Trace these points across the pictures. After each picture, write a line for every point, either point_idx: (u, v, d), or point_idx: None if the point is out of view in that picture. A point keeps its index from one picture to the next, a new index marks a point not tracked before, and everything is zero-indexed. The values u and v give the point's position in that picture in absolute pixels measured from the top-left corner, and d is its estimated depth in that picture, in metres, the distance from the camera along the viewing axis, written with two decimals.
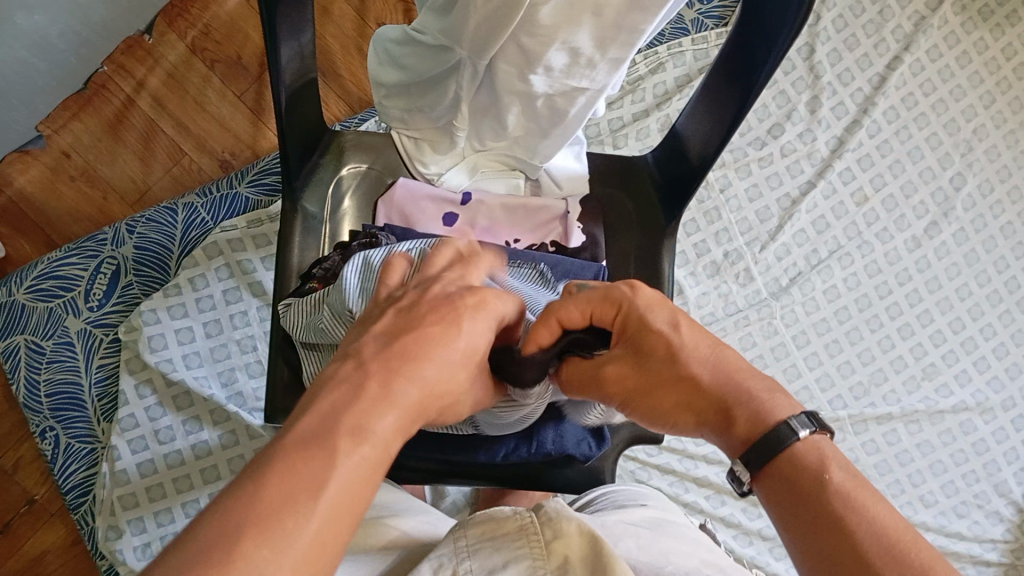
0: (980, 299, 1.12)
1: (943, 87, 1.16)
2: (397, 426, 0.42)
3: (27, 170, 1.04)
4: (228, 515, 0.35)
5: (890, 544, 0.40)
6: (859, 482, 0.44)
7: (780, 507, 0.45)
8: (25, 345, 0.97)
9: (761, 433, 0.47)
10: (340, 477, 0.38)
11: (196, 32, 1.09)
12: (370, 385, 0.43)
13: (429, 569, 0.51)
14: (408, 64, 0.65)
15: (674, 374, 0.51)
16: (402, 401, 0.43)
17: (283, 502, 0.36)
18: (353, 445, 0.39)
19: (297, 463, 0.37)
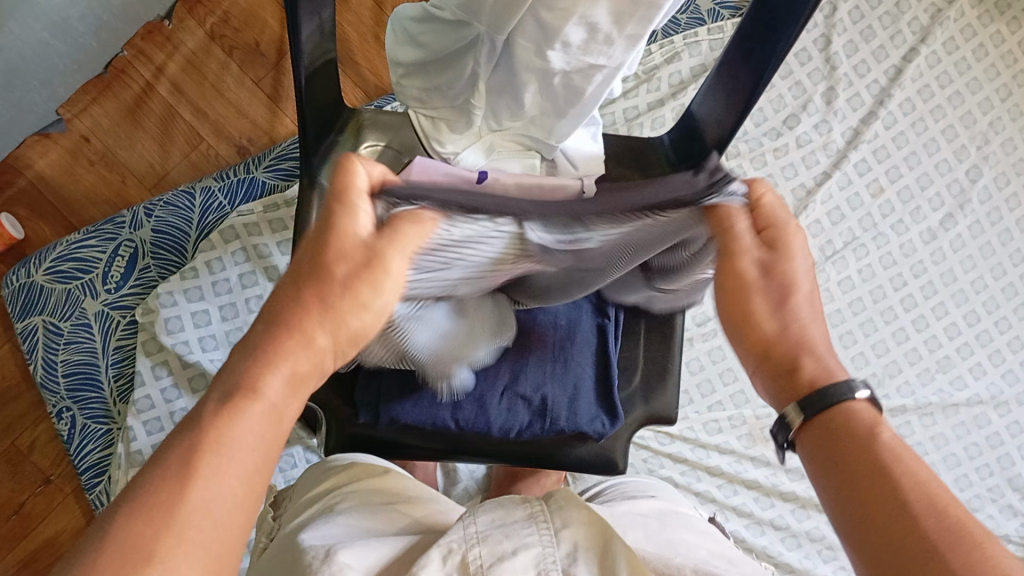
0: (995, 291, 1.11)
1: (959, 79, 1.16)
2: (294, 380, 0.41)
3: (46, 153, 1.05)
4: (129, 510, 0.36)
5: (933, 502, 0.41)
6: (901, 441, 0.44)
7: (821, 462, 0.45)
8: (43, 326, 0.98)
9: (817, 388, 0.46)
10: (236, 448, 0.38)
11: (215, 19, 1.10)
12: (259, 345, 0.40)
13: (438, 557, 0.49)
14: (427, 41, 0.66)
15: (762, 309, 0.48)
16: (297, 352, 0.41)
17: (180, 481, 0.36)
18: (239, 412, 0.39)
19: (191, 445, 0.37)
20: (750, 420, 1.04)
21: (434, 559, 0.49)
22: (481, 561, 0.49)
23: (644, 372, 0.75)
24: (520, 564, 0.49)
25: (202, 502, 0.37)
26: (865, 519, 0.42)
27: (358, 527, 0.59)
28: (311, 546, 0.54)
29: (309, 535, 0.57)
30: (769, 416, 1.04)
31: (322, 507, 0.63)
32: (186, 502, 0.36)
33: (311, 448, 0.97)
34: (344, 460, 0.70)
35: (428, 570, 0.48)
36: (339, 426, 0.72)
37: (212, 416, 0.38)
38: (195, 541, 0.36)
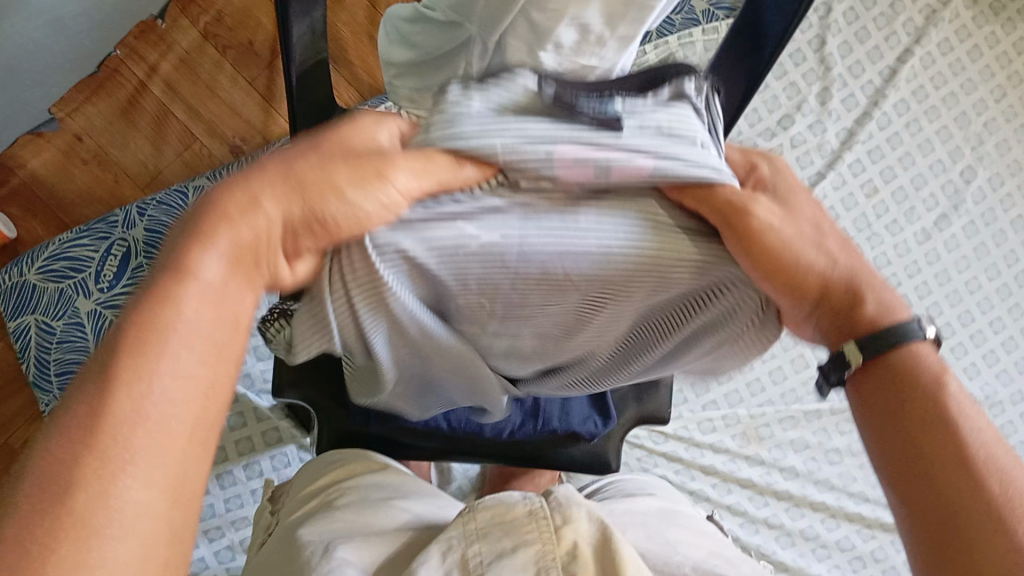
0: (990, 292, 1.11)
1: (954, 80, 1.16)
2: (236, 257, 0.37)
3: (39, 152, 1.05)
4: (65, 430, 0.33)
5: (990, 458, 0.42)
6: (962, 393, 0.44)
7: (880, 405, 0.44)
8: (36, 325, 0.98)
9: (881, 327, 0.44)
10: (173, 339, 0.35)
11: (208, 18, 1.10)
12: (206, 224, 0.37)
13: (438, 553, 0.50)
14: (420, 41, 0.67)
15: (804, 249, 0.44)
16: (242, 230, 0.37)
17: (105, 387, 0.33)
18: (175, 301, 0.35)
19: (127, 344, 0.34)
20: (743, 420, 1.04)
21: (434, 555, 0.50)
22: (480, 558, 0.50)
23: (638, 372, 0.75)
24: (518, 563, 0.49)
25: (145, 410, 0.33)
26: (933, 472, 0.42)
27: (357, 525, 0.58)
28: (310, 542, 0.55)
29: (308, 532, 0.56)
30: (763, 417, 1.04)
31: (319, 505, 0.62)
32: (117, 405, 0.33)
33: (305, 447, 0.97)
34: (347, 453, 0.70)
35: (428, 569, 0.50)
36: (332, 426, 0.72)
37: (154, 298, 0.35)
38: (150, 451, 0.33)
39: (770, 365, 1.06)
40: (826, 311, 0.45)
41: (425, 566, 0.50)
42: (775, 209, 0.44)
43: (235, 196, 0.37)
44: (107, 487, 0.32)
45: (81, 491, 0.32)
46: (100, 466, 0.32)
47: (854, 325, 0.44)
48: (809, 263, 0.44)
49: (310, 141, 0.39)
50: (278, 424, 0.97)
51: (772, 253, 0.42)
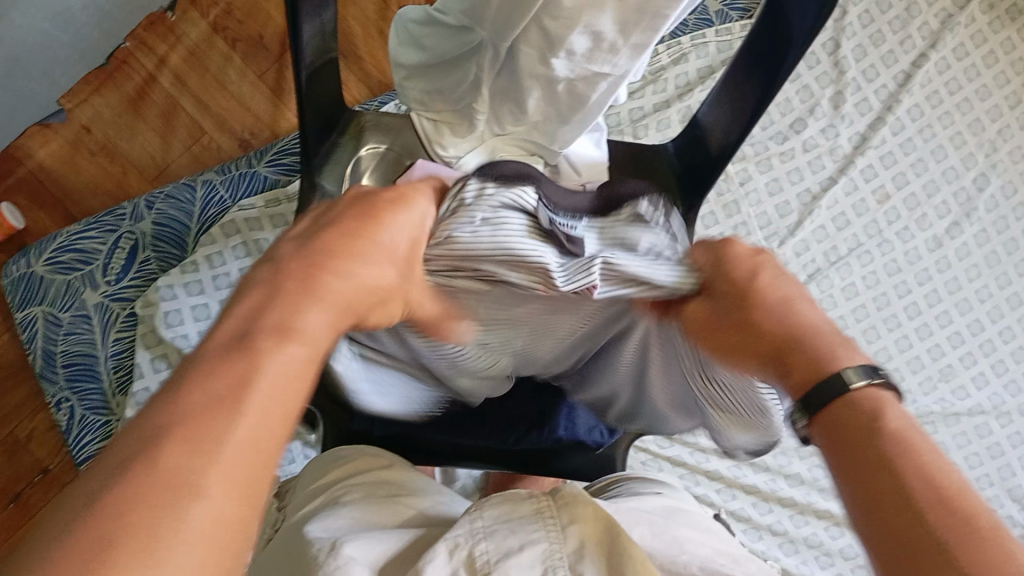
0: (1000, 301, 1.11)
1: (968, 86, 1.15)
2: (325, 323, 0.41)
3: (46, 143, 1.05)
4: (161, 428, 0.33)
5: (941, 493, 0.40)
6: (915, 429, 0.43)
7: (833, 454, 0.45)
8: (43, 317, 0.98)
9: (823, 376, 0.46)
10: (274, 378, 0.37)
11: (218, 11, 1.10)
12: (303, 284, 0.42)
13: (445, 550, 0.49)
14: (429, 44, 0.66)
15: (733, 316, 0.50)
16: (335, 298, 0.43)
17: (223, 406, 0.35)
18: (282, 347, 0.38)
19: (229, 369, 0.36)
20: None
21: (441, 553, 0.49)
22: (487, 556, 0.49)
23: None
24: (526, 561, 0.49)
25: (243, 434, 0.34)
26: (882, 513, 0.41)
27: (362, 519, 0.58)
28: (316, 538, 0.54)
29: (315, 527, 0.56)
30: None
31: (326, 500, 0.62)
32: (233, 427, 0.34)
33: (310, 444, 0.97)
34: (346, 452, 0.69)
35: (435, 566, 0.48)
36: (336, 427, 0.72)
37: (249, 344, 0.38)
38: (235, 461, 0.33)
39: None
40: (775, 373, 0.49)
41: (432, 564, 0.49)
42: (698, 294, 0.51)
43: (325, 263, 0.44)
44: (202, 503, 0.32)
45: (180, 503, 0.31)
46: (206, 466, 0.33)
47: (796, 377, 0.47)
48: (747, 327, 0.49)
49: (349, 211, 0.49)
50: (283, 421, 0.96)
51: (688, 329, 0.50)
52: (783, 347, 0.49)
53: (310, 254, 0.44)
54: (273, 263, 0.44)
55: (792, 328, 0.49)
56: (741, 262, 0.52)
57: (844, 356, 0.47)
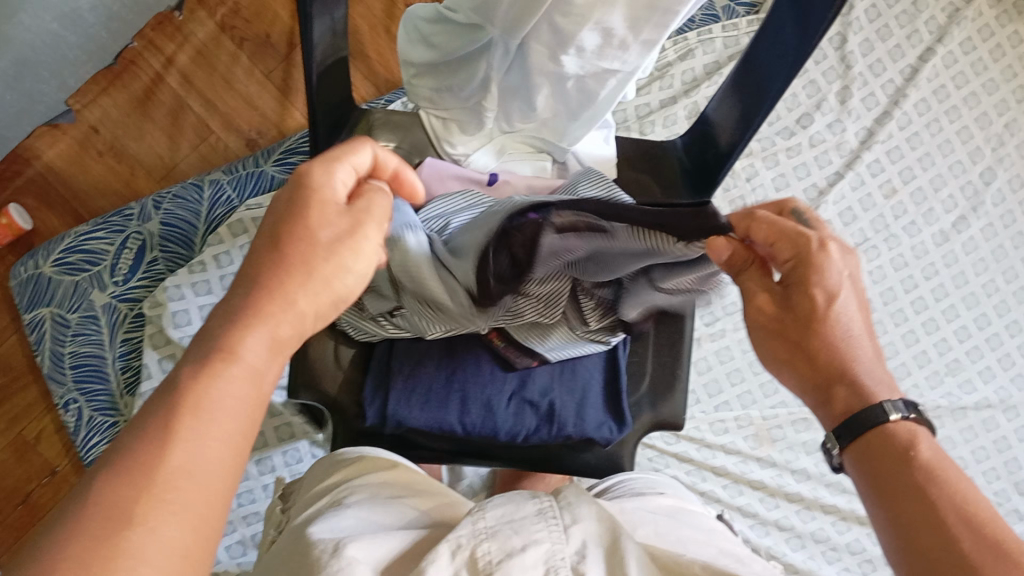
0: (1006, 295, 1.11)
1: (976, 80, 1.15)
2: (274, 345, 0.42)
3: (54, 144, 1.05)
4: (105, 473, 0.36)
5: (970, 521, 0.44)
6: (947, 460, 0.47)
7: (866, 481, 0.48)
8: (51, 317, 0.99)
9: (854, 413, 0.49)
10: (216, 405, 0.39)
11: (225, 10, 1.09)
12: (242, 309, 0.42)
13: (448, 551, 0.49)
14: (439, 43, 0.65)
15: (795, 348, 0.51)
16: (279, 321, 0.42)
17: (162, 442, 0.37)
18: (216, 371, 0.39)
19: (167, 404, 0.38)
20: (756, 421, 1.04)
21: (444, 554, 0.49)
22: (489, 556, 0.49)
23: (653, 378, 0.75)
24: (529, 560, 0.49)
25: (183, 466, 0.37)
26: (915, 536, 0.44)
27: (367, 520, 0.59)
28: (319, 540, 0.53)
29: (319, 529, 0.55)
30: (775, 419, 1.04)
31: (330, 501, 0.62)
32: (173, 457, 0.37)
33: (318, 442, 0.97)
34: (352, 452, 0.69)
35: (438, 567, 0.48)
36: (347, 426, 0.72)
37: (196, 373, 0.39)
38: (174, 498, 0.36)
39: None
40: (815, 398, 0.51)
41: (434, 565, 0.48)
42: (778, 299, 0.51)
43: (277, 283, 0.42)
44: (141, 532, 0.35)
45: (119, 533, 0.35)
46: (145, 505, 0.36)
47: (834, 410, 0.50)
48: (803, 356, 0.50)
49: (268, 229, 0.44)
50: (291, 418, 0.97)
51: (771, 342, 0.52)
52: (830, 377, 0.50)
53: (244, 294, 0.42)
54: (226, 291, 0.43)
55: (841, 363, 0.50)
56: (824, 277, 0.49)
57: (883, 392, 0.49)
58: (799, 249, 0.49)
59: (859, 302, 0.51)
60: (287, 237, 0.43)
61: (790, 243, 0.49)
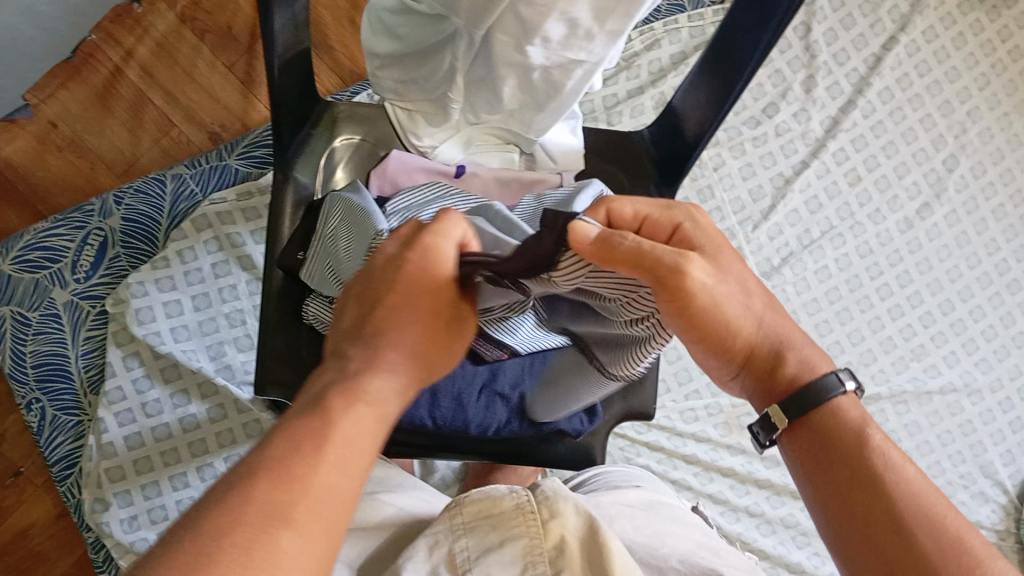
0: (970, 281, 1.12)
1: (938, 68, 1.16)
2: (398, 387, 0.45)
3: (12, 139, 1.03)
4: (256, 478, 0.39)
5: (917, 499, 0.47)
6: (888, 439, 0.49)
7: (813, 457, 0.50)
8: (12, 318, 0.95)
9: (800, 388, 0.50)
10: (355, 436, 0.42)
11: (186, 2, 1.08)
12: (370, 356, 0.45)
13: (425, 547, 0.52)
14: (404, 33, 0.65)
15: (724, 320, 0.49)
16: (400, 368, 0.46)
17: (310, 458, 0.40)
18: (353, 408, 0.43)
19: (310, 427, 0.41)
20: (725, 409, 1.04)
21: (422, 549, 0.52)
22: (467, 553, 0.51)
23: None
24: (506, 557, 0.50)
25: (326, 485, 0.40)
26: (866, 511, 0.47)
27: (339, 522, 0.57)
28: None
29: None
30: (745, 406, 1.05)
31: None
32: (317, 476, 0.40)
33: None
34: None
35: (416, 565, 0.51)
36: None
37: (336, 395, 0.43)
38: (315, 512, 0.39)
39: None
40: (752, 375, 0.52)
41: (412, 564, 0.51)
42: (707, 273, 0.47)
43: (397, 331, 0.46)
44: (294, 534, 0.38)
45: (275, 534, 0.37)
46: (296, 513, 0.38)
47: (782, 388, 0.51)
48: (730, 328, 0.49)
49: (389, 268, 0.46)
50: (260, 416, 0.94)
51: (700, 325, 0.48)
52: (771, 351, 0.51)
53: (376, 335, 0.46)
54: (354, 338, 0.47)
55: (774, 336, 0.51)
56: (717, 237, 0.49)
57: (824, 367, 0.51)
58: (680, 221, 0.49)
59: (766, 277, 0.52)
60: (401, 282, 0.46)
61: (676, 210, 0.49)
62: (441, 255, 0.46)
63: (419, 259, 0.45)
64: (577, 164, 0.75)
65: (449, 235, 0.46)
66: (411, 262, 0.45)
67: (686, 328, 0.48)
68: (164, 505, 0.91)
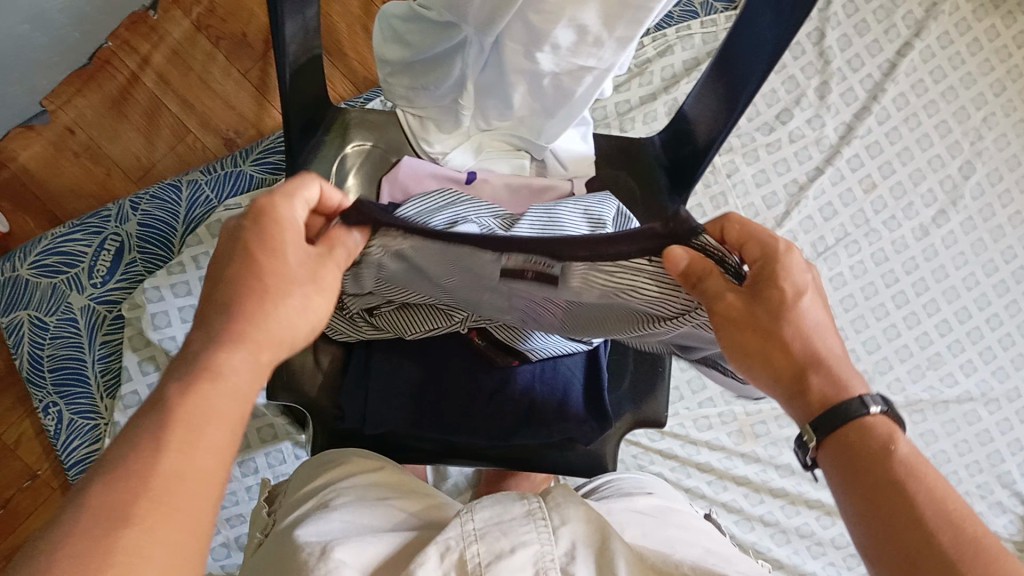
0: (986, 289, 1.11)
1: (953, 74, 1.15)
2: (254, 362, 0.46)
3: (29, 145, 1.04)
4: (100, 480, 0.39)
5: (946, 515, 0.44)
6: (923, 458, 0.47)
7: (839, 474, 0.48)
8: (29, 321, 0.97)
9: (831, 404, 0.49)
10: (205, 416, 0.42)
11: (201, 10, 1.09)
12: (214, 334, 0.46)
13: (436, 554, 0.49)
14: (412, 40, 0.66)
15: (760, 341, 0.50)
16: (257, 342, 0.46)
17: (152, 449, 0.40)
18: (196, 388, 0.43)
19: (156, 420, 0.41)
20: (739, 416, 1.04)
21: (432, 556, 0.49)
22: (478, 559, 0.49)
23: (633, 376, 0.75)
24: (518, 561, 0.49)
25: (175, 470, 0.40)
26: (891, 525, 0.45)
27: (355, 525, 0.58)
28: (307, 543, 0.53)
29: (304, 532, 0.55)
30: (759, 414, 1.04)
31: (316, 503, 0.62)
32: (158, 467, 0.40)
33: (300, 444, 0.96)
34: (333, 456, 0.68)
35: (426, 569, 0.48)
36: (327, 427, 0.72)
37: (187, 385, 0.43)
38: (165, 500, 0.39)
39: None
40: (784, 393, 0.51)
41: (423, 567, 0.49)
42: (736, 299, 0.50)
43: (250, 308, 0.46)
44: (139, 530, 0.38)
45: (115, 531, 0.38)
46: (139, 505, 0.39)
47: (812, 406, 0.50)
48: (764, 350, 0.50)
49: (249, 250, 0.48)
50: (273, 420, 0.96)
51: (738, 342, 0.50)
52: (805, 369, 0.50)
53: (225, 316, 0.46)
54: (199, 324, 0.47)
55: (812, 355, 0.51)
56: (794, 270, 0.51)
57: (858, 385, 0.49)
58: (767, 250, 0.52)
59: (823, 304, 0.52)
60: (251, 258, 0.47)
61: (759, 244, 0.52)
62: (283, 224, 0.49)
63: (271, 233, 0.48)
64: (587, 170, 0.75)
65: (289, 212, 0.49)
66: (252, 241, 0.48)
67: (727, 344, 0.51)
68: None
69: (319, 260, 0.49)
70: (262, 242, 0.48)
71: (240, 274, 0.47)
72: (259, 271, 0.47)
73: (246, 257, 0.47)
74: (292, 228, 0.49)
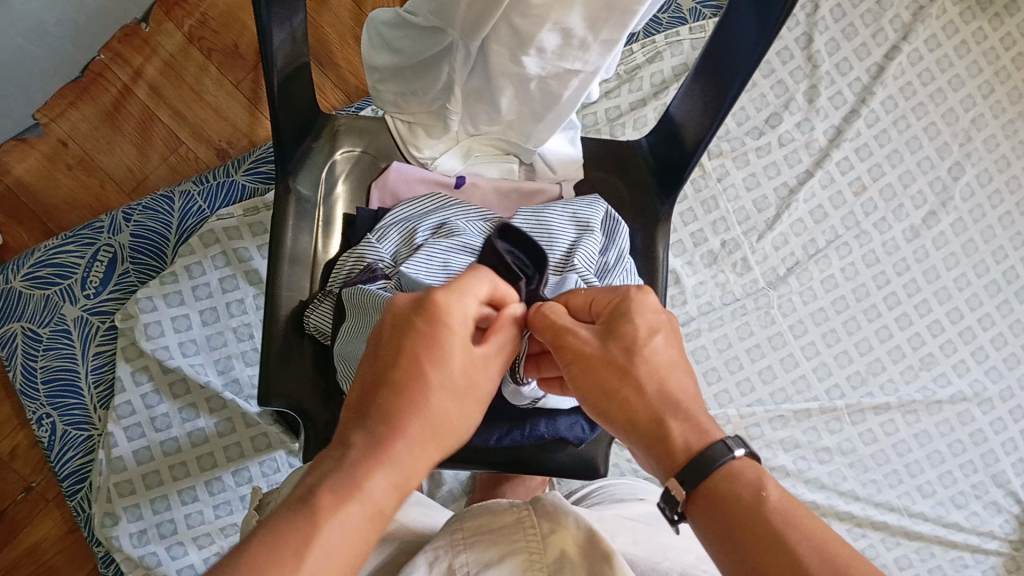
0: (978, 289, 1.11)
1: (941, 77, 1.16)
2: (400, 483, 0.46)
3: (24, 157, 1.04)
4: None
5: (831, 564, 0.44)
6: (796, 505, 0.47)
7: (717, 533, 0.48)
8: (22, 333, 0.97)
9: (694, 452, 0.49)
10: (337, 540, 0.43)
11: (193, 21, 1.09)
12: (372, 445, 0.46)
13: (426, 564, 0.50)
14: (402, 46, 0.68)
15: (616, 380, 0.52)
16: (406, 460, 0.47)
17: (287, 571, 0.41)
18: (343, 507, 0.44)
19: (293, 533, 0.42)
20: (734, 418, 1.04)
21: (421, 565, 0.50)
22: (467, 568, 0.50)
23: None
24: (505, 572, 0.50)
25: None
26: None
27: None
28: None
29: None
30: (753, 416, 1.03)
31: None
32: None
33: (294, 452, 0.96)
34: None
35: None
36: None
37: (331, 500, 0.44)
38: None
39: (759, 364, 1.05)
40: (643, 441, 0.51)
41: None
42: (591, 340, 0.53)
43: (406, 421, 0.47)
44: None
45: None
46: None
47: (675, 458, 0.50)
48: (620, 391, 0.52)
49: (416, 342, 0.48)
50: (267, 429, 0.95)
51: (585, 381, 0.53)
52: (661, 411, 0.51)
53: (383, 423, 0.47)
54: (354, 424, 0.48)
55: (667, 399, 0.51)
56: (642, 312, 0.54)
57: (716, 433, 0.50)
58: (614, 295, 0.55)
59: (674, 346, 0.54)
60: (418, 352, 0.48)
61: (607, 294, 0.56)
62: (452, 322, 0.49)
63: (440, 321, 0.49)
64: (577, 176, 0.75)
65: (461, 309, 0.50)
66: (420, 331, 0.48)
67: (584, 384, 0.53)
68: (173, 519, 0.93)
69: (477, 364, 0.50)
70: (425, 332, 0.49)
71: (403, 374, 0.48)
72: (422, 369, 0.48)
73: (407, 346, 0.48)
74: (460, 320, 0.50)
